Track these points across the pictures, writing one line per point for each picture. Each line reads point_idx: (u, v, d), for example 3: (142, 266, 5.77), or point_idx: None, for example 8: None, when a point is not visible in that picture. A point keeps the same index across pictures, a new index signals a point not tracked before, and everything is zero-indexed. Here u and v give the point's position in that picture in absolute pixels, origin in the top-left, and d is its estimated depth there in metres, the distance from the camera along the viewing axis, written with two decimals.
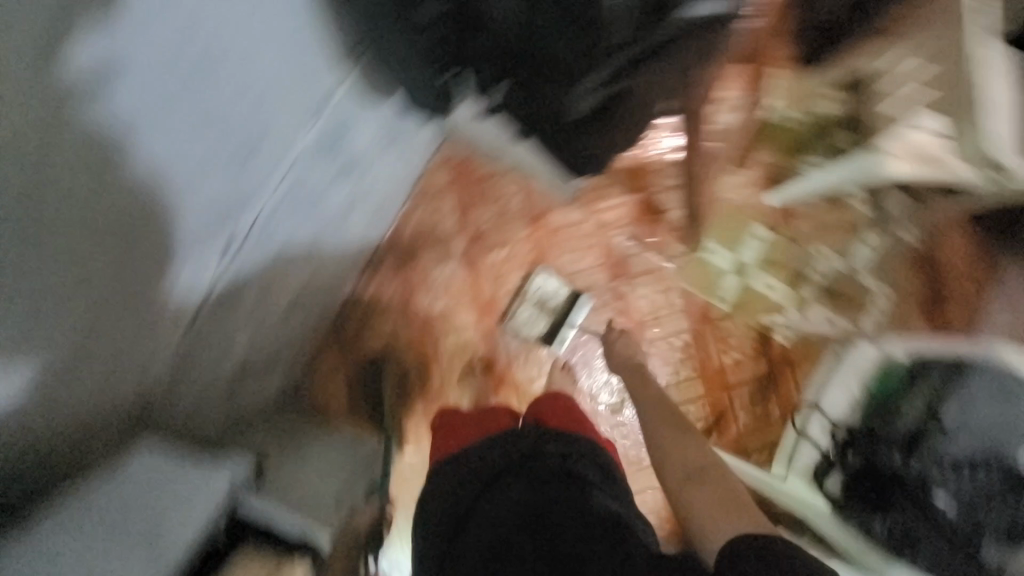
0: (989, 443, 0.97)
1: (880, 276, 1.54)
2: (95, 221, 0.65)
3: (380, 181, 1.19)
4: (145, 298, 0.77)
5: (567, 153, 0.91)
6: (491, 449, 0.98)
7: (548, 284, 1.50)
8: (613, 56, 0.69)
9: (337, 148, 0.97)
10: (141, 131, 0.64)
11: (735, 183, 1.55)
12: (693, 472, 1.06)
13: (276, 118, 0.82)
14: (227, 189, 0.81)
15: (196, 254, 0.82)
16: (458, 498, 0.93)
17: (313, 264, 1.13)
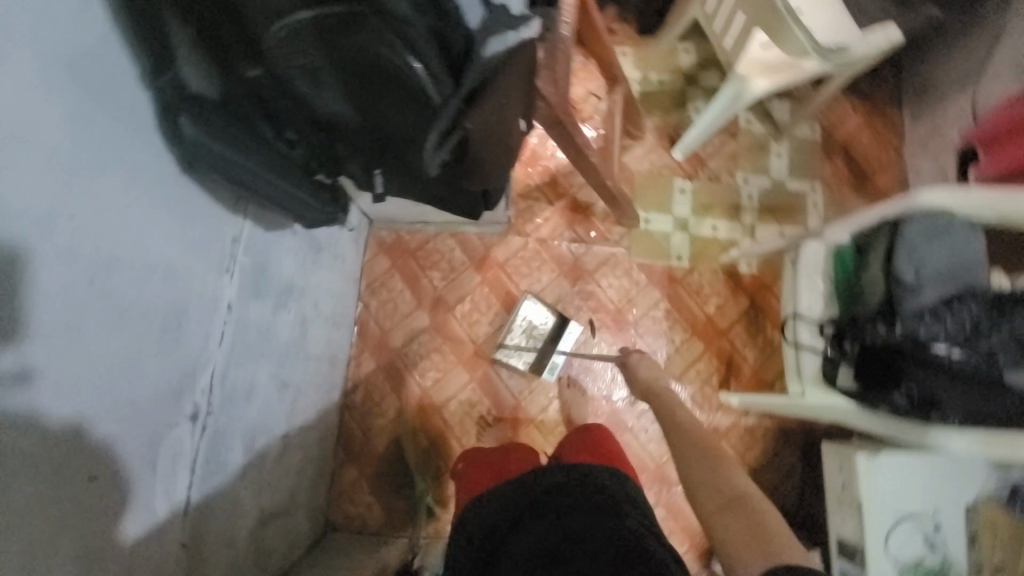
0: (955, 277, 0.94)
1: (802, 175, 1.65)
2: (60, 489, 0.56)
3: (320, 293, 1.22)
4: (137, 532, 0.68)
5: (461, 202, 0.86)
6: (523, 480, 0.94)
7: (537, 311, 1.50)
8: (443, 103, 0.59)
9: (264, 283, 0.94)
10: (65, 386, 0.56)
11: (641, 154, 1.65)
12: (726, 502, 0.88)
13: (194, 285, 0.75)
14: (172, 378, 0.72)
15: (161, 472, 0.72)
16: (493, 537, 0.88)
17: (291, 400, 1.10)
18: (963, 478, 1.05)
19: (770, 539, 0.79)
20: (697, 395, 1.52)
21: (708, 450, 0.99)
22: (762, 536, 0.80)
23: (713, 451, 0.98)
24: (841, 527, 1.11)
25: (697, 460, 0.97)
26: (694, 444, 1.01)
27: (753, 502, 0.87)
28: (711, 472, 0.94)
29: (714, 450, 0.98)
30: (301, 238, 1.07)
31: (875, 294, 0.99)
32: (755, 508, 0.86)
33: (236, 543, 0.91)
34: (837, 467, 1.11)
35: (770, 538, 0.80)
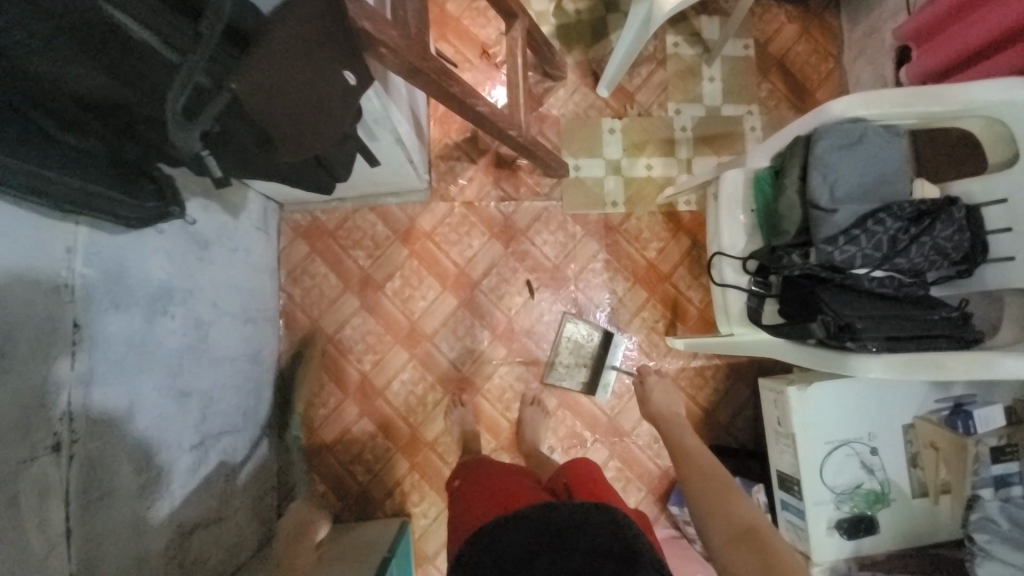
0: (869, 192, 0.87)
1: (737, 99, 1.55)
2: None
3: (218, 291, 1.14)
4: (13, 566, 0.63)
5: (307, 175, 0.78)
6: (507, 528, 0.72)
7: (579, 330, 1.43)
8: (206, 44, 0.50)
9: (125, 290, 0.86)
10: None
11: (564, 96, 1.53)
12: (738, 534, 0.74)
13: (21, 298, 0.67)
14: (16, 404, 0.66)
15: (29, 501, 0.67)
16: None
17: (198, 408, 1.05)
18: (898, 401, 1.04)
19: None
20: (644, 344, 1.48)
21: (714, 479, 0.85)
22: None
23: (716, 480, 0.85)
24: (780, 461, 1.09)
25: (701, 488, 0.84)
26: (699, 471, 0.87)
27: (766, 535, 0.73)
28: (714, 499, 0.81)
29: (717, 478, 0.85)
30: (172, 235, 0.98)
31: (792, 221, 0.91)
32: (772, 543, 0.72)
33: (147, 564, 0.87)
34: (772, 401, 1.08)
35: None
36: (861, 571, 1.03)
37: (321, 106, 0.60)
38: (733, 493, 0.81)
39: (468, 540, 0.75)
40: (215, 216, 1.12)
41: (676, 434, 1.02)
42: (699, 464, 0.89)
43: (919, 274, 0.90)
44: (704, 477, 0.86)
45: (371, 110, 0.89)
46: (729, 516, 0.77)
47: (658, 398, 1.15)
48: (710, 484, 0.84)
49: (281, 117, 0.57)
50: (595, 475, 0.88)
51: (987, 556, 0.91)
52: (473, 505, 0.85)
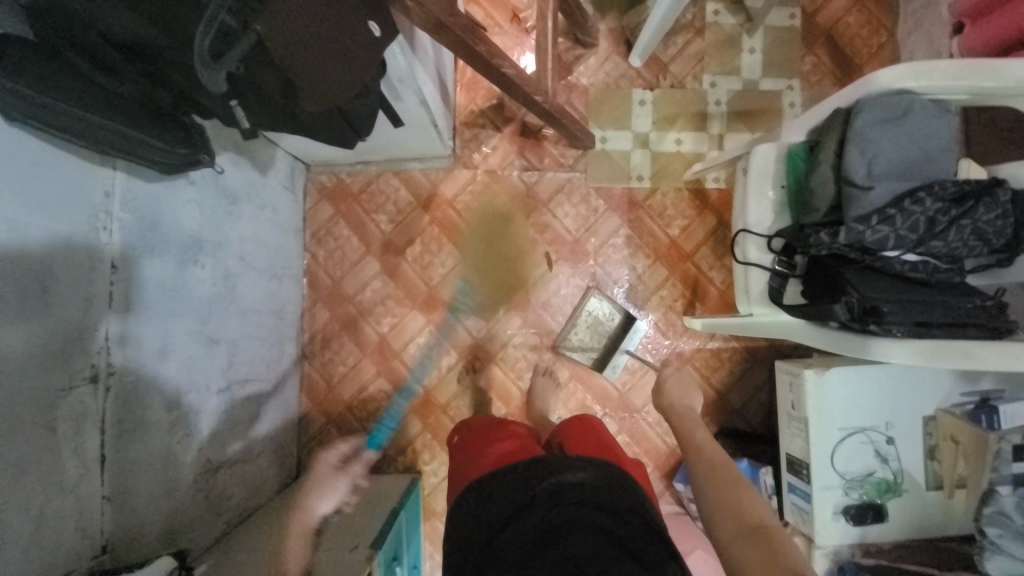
0: (909, 171, 0.83)
1: (777, 73, 1.48)
2: None
3: (245, 245, 1.18)
4: (50, 473, 0.69)
5: (329, 128, 0.79)
6: (502, 485, 0.74)
7: (602, 307, 1.42)
8: None
9: (159, 235, 0.90)
10: None
11: (595, 64, 1.49)
12: (745, 527, 0.73)
13: (66, 228, 0.72)
14: (61, 329, 0.71)
15: (68, 419, 0.72)
16: (481, 540, 0.69)
17: (225, 356, 1.10)
18: (920, 392, 1.01)
19: None
20: (660, 322, 1.46)
21: (723, 471, 0.83)
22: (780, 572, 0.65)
23: (726, 473, 0.83)
24: (790, 444, 1.08)
25: (711, 481, 0.82)
26: (708, 465, 0.86)
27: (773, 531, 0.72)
28: (722, 492, 0.79)
29: (726, 472, 0.83)
30: (204, 187, 1.01)
31: (823, 198, 0.88)
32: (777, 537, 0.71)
33: (175, 492, 0.94)
34: (787, 384, 1.07)
35: None
36: (865, 558, 1.03)
37: (344, 52, 0.60)
38: (742, 487, 0.79)
39: (465, 498, 0.77)
40: (244, 168, 1.15)
41: (688, 427, 0.99)
42: (711, 457, 0.88)
43: (956, 260, 0.86)
44: (713, 471, 0.84)
45: (395, 68, 0.89)
46: (737, 512, 0.75)
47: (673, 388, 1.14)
48: (718, 477, 0.82)
49: (300, 65, 0.58)
50: (593, 433, 0.89)
51: (996, 550, 0.88)
52: (481, 455, 0.87)
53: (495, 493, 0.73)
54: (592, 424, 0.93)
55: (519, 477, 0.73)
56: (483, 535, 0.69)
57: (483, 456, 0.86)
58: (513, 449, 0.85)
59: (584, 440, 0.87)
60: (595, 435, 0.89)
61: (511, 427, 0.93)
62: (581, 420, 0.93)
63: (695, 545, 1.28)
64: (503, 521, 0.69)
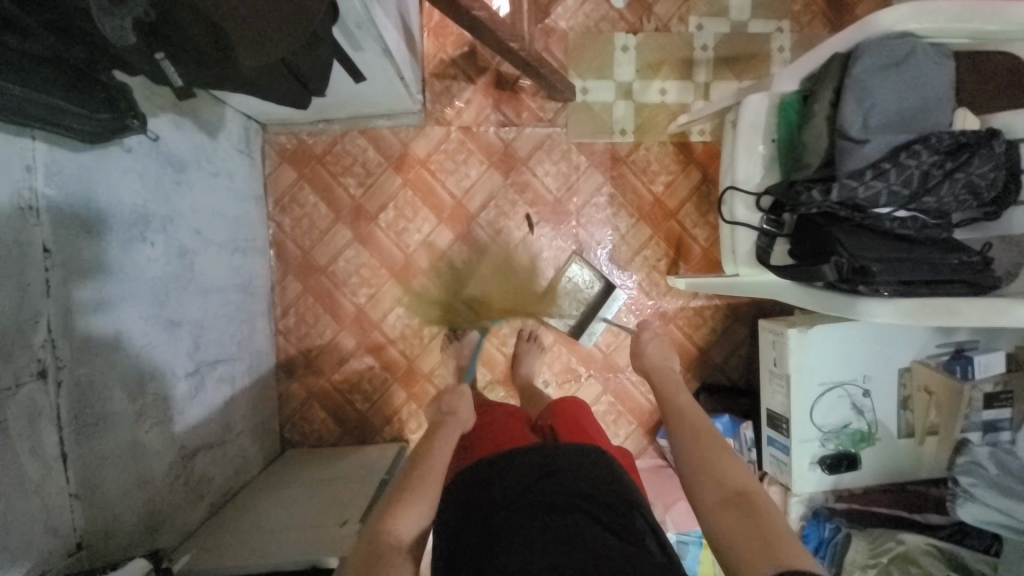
0: (906, 121, 0.79)
1: (767, 13, 1.39)
2: None
3: (200, 218, 1.08)
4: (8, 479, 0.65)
5: (276, 86, 0.70)
6: (492, 471, 0.73)
7: (583, 274, 1.39)
8: None
9: (96, 209, 0.81)
10: None
11: (574, 5, 1.37)
12: (728, 496, 0.73)
13: None
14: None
15: (18, 420, 0.67)
16: (469, 523, 0.69)
17: (190, 338, 1.04)
18: (898, 345, 1.02)
19: (772, 548, 0.65)
20: (644, 283, 1.45)
21: (706, 437, 0.83)
22: (764, 537, 0.67)
23: (706, 439, 0.83)
24: (771, 401, 1.10)
25: (693, 445, 0.83)
26: (689, 434, 0.85)
27: (755, 498, 0.73)
28: (701, 459, 0.79)
29: (706, 439, 0.83)
30: (142, 155, 0.91)
31: (816, 153, 0.84)
32: (759, 505, 0.72)
33: (150, 481, 0.90)
34: (770, 342, 1.07)
35: (771, 546, 0.66)
36: (837, 503, 1.09)
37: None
38: (720, 451, 0.80)
39: (454, 485, 0.77)
40: (190, 134, 1.04)
41: (669, 392, 0.98)
42: (692, 421, 0.88)
43: (944, 215, 0.85)
44: (694, 441, 0.83)
45: (350, 13, 0.78)
46: (718, 480, 0.76)
47: (654, 353, 1.11)
48: (701, 444, 0.82)
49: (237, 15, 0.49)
50: (579, 415, 0.90)
51: (968, 498, 0.93)
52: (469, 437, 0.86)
53: (485, 480, 0.72)
54: (580, 408, 0.93)
55: (510, 464, 0.73)
56: (473, 523, 0.68)
57: (473, 444, 0.85)
58: (502, 435, 0.85)
59: (571, 422, 0.87)
60: (583, 418, 0.90)
61: (498, 412, 0.92)
62: (568, 402, 0.93)
63: (677, 496, 1.34)
64: (494, 507, 0.68)
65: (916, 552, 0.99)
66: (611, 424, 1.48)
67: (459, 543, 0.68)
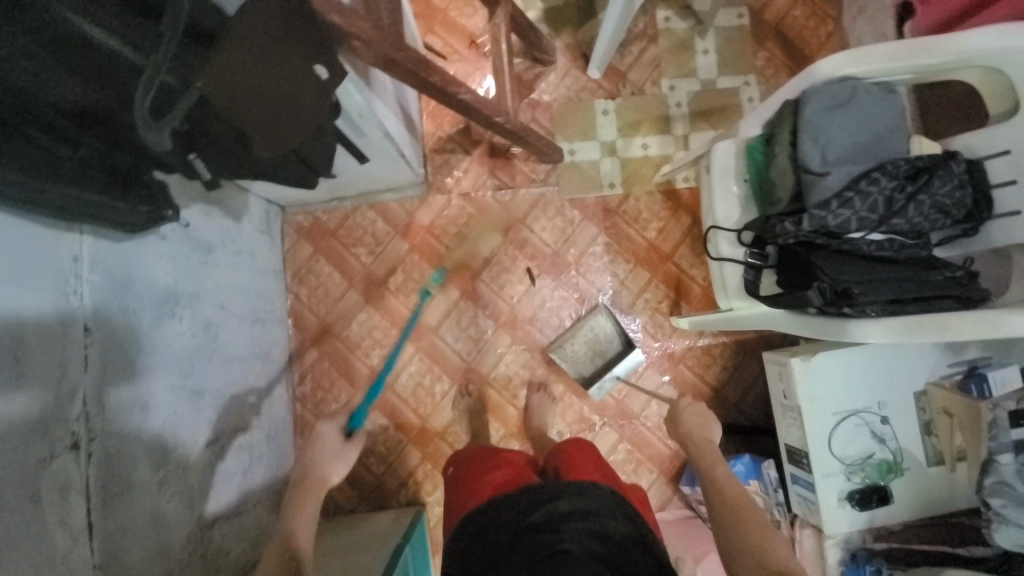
0: (863, 152, 0.85)
1: (733, 70, 1.52)
2: None
3: (224, 293, 1.18)
4: (40, 549, 0.67)
5: (290, 170, 0.80)
6: (499, 511, 0.74)
7: (606, 326, 1.41)
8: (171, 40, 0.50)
9: (132, 290, 0.90)
10: None
11: (556, 79, 1.53)
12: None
13: (39, 296, 0.72)
14: (39, 398, 0.70)
15: (52, 489, 0.71)
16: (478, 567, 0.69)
17: (212, 407, 1.09)
18: (909, 368, 1.01)
19: None
20: (648, 325, 1.47)
21: (745, 515, 0.82)
22: None
23: (742, 516, 0.82)
24: (787, 435, 1.07)
25: (729, 521, 0.82)
26: (726, 509, 0.84)
27: None
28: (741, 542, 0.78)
29: (746, 516, 0.81)
30: (175, 241, 1.02)
31: (784, 188, 0.89)
32: None
33: (170, 552, 0.91)
34: (777, 374, 1.06)
35: None
36: (876, 542, 1.03)
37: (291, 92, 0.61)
38: (760, 529, 0.78)
39: (464, 525, 0.77)
40: (217, 219, 1.16)
41: (705, 460, 0.96)
42: (731, 496, 0.87)
43: (921, 235, 0.87)
44: (733, 518, 0.82)
45: (353, 106, 0.91)
46: (756, 559, 0.75)
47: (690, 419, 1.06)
48: (735, 522, 0.81)
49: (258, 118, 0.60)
50: (587, 454, 0.90)
51: (1003, 521, 0.88)
52: (478, 478, 0.87)
53: (492, 519, 0.73)
54: (588, 446, 0.93)
55: (516, 503, 0.73)
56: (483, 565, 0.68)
57: (478, 485, 0.85)
58: (508, 475, 0.85)
59: (576, 461, 0.87)
60: (591, 457, 0.89)
61: (506, 453, 0.92)
62: (577, 443, 0.93)
63: (708, 548, 1.26)
64: (501, 548, 0.69)
65: None
66: (631, 474, 1.44)
67: None
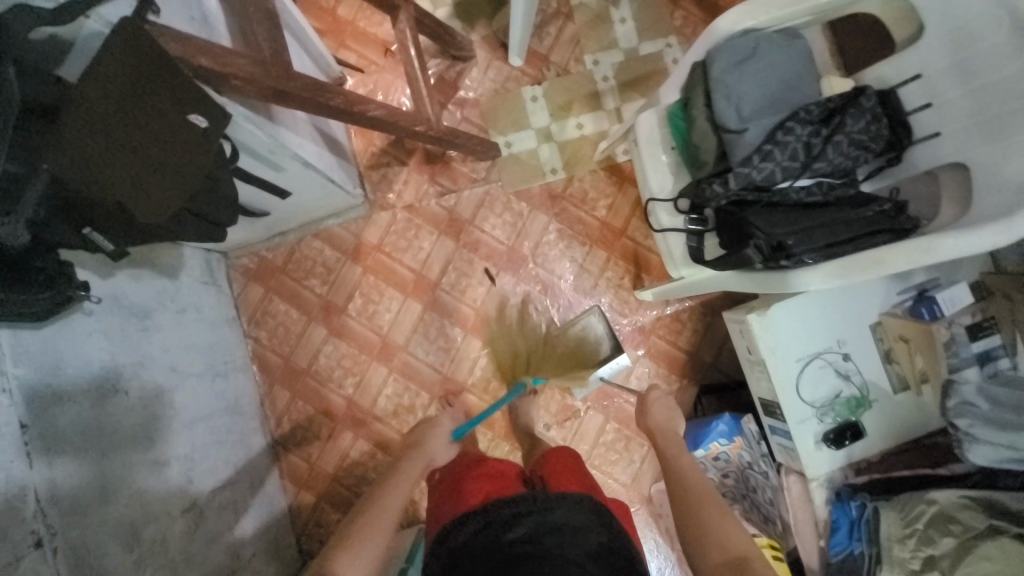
0: (777, 102, 0.84)
1: (653, 35, 1.51)
2: None
3: (173, 355, 1.14)
4: None
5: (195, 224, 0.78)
6: (472, 534, 0.73)
7: (596, 327, 1.39)
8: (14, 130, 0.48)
9: (64, 374, 0.86)
10: None
11: (479, 73, 1.49)
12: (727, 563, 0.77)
13: None
14: None
15: None
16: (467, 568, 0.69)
17: (180, 474, 1.06)
18: (862, 303, 1.02)
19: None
20: (615, 303, 1.47)
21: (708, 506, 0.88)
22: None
23: (709, 503, 0.88)
24: (759, 388, 1.09)
25: (694, 511, 0.87)
26: (692, 498, 0.90)
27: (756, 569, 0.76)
28: (708, 529, 0.84)
29: (707, 505, 0.88)
30: (104, 315, 0.98)
31: (708, 151, 0.89)
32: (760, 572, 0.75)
33: None
34: (738, 331, 1.07)
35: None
36: (857, 477, 1.07)
37: (165, 144, 0.61)
38: (721, 515, 0.85)
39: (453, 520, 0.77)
40: (150, 280, 1.12)
41: (672, 455, 1.01)
42: (697, 485, 0.93)
43: (847, 173, 0.88)
44: (691, 506, 0.89)
45: (259, 143, 0.87)
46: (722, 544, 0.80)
47: (658, 413, 1.13)
48: (703, 506, 0.88)
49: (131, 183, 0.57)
50: (571, 463, 0.92)
51: (973, 440, 0.90)
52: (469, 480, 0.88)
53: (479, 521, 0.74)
54: (573, 455, 0.94)
55: (501, 511, 0.73)
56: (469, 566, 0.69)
57: (464, 492, 0.85)
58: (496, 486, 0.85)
59: (562, 473, 0.89)
60: (574, 466, 0.91)
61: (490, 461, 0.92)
62: (562, 452, 0.95)
63: None
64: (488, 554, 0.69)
65: (951, 508, 0.94)
66: (623, 451, 1.45)
67: None
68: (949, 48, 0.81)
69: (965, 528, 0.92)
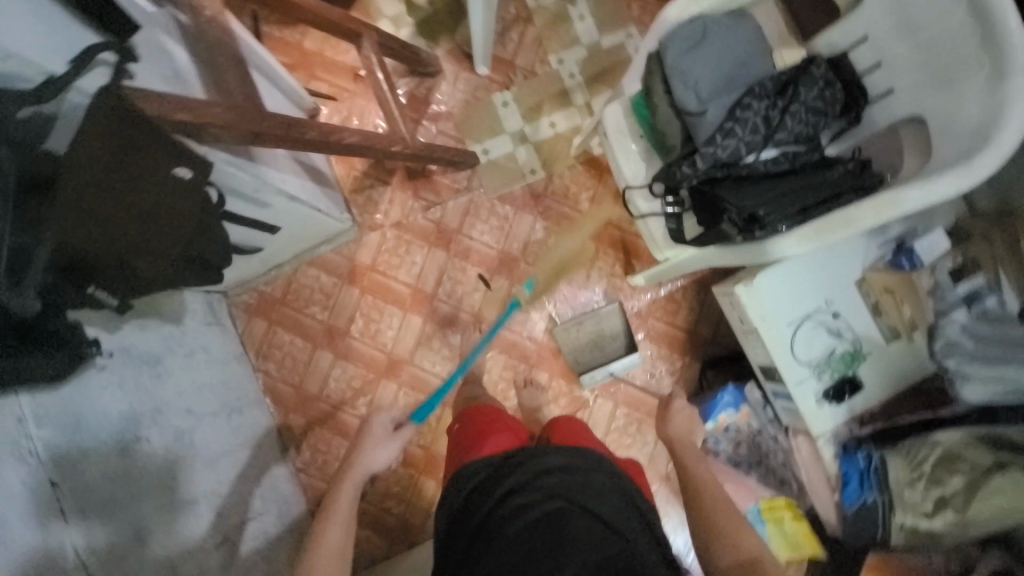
0: (733, 80, 0.88)
1: (613, 27, 1.54)
2: None
3: (187, 397, 1.17)
4: None
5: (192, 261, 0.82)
6: (478, 483, 0.83)
7: (614, 322, 1.48)
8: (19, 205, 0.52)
9: (88, 429, 0.89)
10: None
11: (449, 86, 1.53)
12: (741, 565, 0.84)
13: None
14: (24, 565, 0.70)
15: None
16: (473, 517, 0.78)
17: (209, 509, 1.09)
18: (844, 262, 1.06)
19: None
20: (609, 291, 1.50)
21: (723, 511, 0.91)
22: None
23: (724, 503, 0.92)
24: (756, 355, 1.12)
25: (709, 511, 0.91)
26: (707, 496, 0.93)
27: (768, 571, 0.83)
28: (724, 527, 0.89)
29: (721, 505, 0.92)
30: (117, 366, 1.01)
31: (674, 134, 0.92)
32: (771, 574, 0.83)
33: None
34: (729, 304, 1.10)
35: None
36: (863, 429, 1.08)
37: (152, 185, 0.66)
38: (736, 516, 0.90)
39: (462, 476, 0.86)
40: (156, 326, 1.15)
41: (690, 461, 1.00)
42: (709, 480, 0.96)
43: (810, 139, 0.91)
44: (700, 503, 0.93)
45: (245, 184, 0.91)
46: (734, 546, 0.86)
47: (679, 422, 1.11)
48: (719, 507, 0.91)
49: None
50: (577, 429, 0.95)
51: (965, 380, 0.95)
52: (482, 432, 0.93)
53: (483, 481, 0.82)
54: (578, 426, 0.96)
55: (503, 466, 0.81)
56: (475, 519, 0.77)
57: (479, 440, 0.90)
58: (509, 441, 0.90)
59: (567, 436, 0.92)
60: (579, 430, 0.95)
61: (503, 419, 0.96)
62: (570, 421, 0.97)
63: None
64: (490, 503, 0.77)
65: (957, 447, 0.99)
66: (636, 434, 1.48)
67: (462, 532, 0.78)
68: (889, 9, 0.85)
69: (972, 464, 0.97)
